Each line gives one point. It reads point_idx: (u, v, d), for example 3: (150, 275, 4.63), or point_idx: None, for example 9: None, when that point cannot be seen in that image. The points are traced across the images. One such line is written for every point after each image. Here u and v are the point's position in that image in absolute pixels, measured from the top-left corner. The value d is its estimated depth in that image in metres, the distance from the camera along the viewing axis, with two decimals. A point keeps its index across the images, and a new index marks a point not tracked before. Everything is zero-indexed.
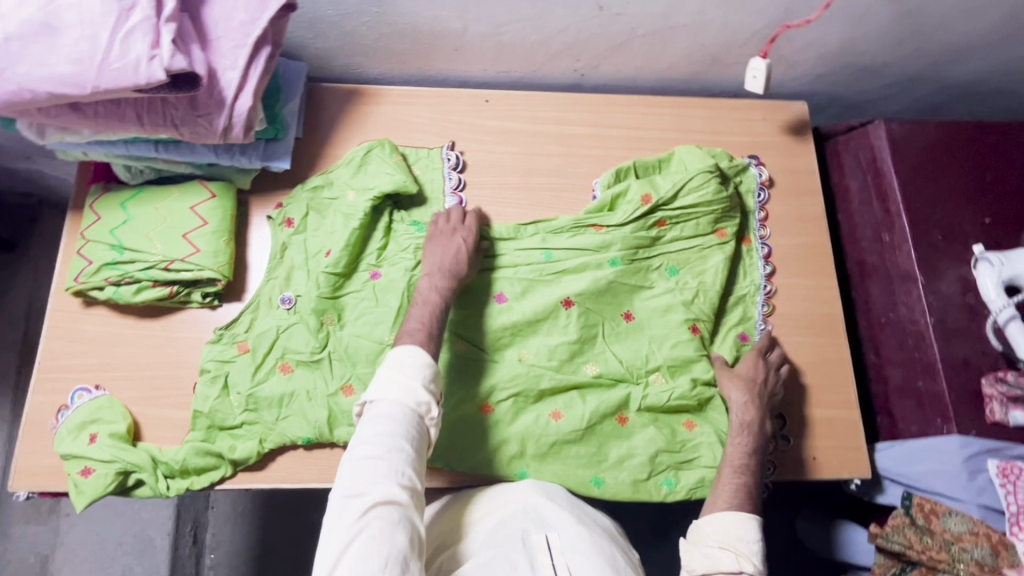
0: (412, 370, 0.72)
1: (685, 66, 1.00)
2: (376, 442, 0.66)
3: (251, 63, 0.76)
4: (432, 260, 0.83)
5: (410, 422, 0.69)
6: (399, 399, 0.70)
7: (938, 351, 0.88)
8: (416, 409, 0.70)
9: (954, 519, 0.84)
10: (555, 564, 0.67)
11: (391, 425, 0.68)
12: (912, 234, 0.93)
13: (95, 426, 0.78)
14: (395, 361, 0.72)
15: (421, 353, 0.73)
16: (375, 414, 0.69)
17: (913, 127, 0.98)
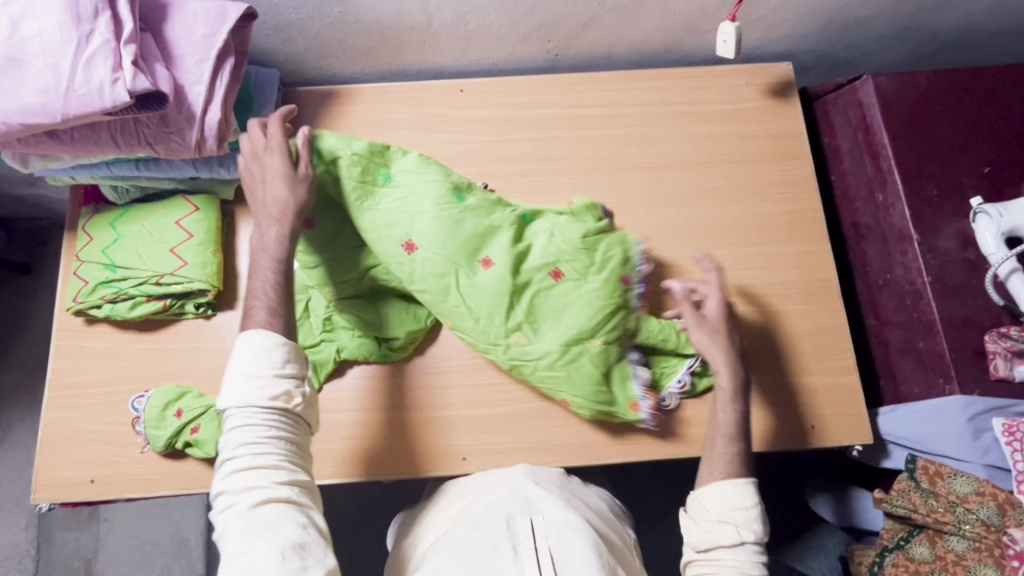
0: (261, 355, 0.68)
1: (660, 36, 0.97)
2: (241, 442, 0.65)
3: (217, 76, 0.77)
4: (260, 196, 0.76)
5: (272, 407, 0.66)
6: (253, 390, 0.66)
7: (937, 310, 0.85)
8: (278, 396, 0.67)
9: (959, 480, 0.82)
10: (537, 545, 0.69)
11: (252, 420, 0.66)
12: (906, 190, 0.90)
13: (179, 403, 0.83)
14: (244, 347, 0.68)
15: (270, 336, 0.69)
16: (237, 412, 0.66)
17: (903, 80, 0.94)
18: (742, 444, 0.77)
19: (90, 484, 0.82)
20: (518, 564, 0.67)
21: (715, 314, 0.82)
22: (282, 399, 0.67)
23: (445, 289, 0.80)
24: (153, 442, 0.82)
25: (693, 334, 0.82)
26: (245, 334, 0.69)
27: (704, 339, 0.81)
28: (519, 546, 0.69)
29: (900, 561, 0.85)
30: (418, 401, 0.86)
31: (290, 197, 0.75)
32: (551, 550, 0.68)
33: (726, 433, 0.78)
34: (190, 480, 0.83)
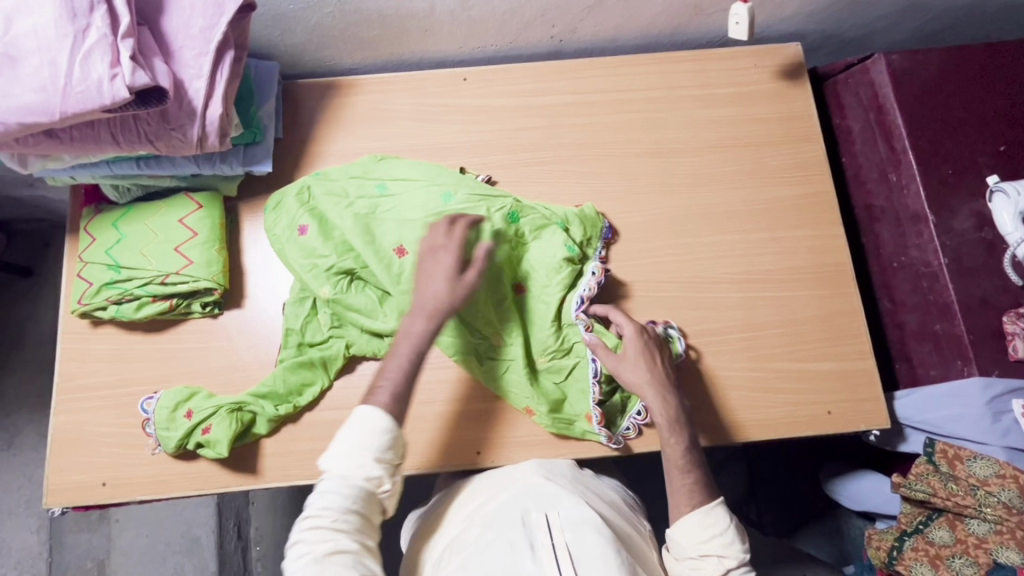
0: (369, 436, 0.67)
1: (666, 19, 0.95)
2: (327, 508, 0.64)
3: (217, 70, 0.75)
4: (422, 290, 0.76)
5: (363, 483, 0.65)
6: (352, 467, 0.65)
7: (953, 292, 0.84)
8: (373, 477, 0.66)
9: (979, 463, 0.81)
10: (554, 541, 0.68)
11: (343, 494, 0.65)
12: (920, 170, 0.88)
13: (187, 405, 0.82)
14: (352, 423, 0.68)
15: (381, 414, 0.68)
16: (332, 479, 0.65)
17: (916, 57, 0.92)
18: (694, 473, 0.75)
19: (102, 487, 0.82)
20: (535, 562, 0.66)
21: (632, 350, 0.80)
22: (377, 479, 0.66)
23: (422, 290, 0.83)
24: (163, 444, 0.81)
25: (624, 369, 0.79)
26: (361, 408, 0.69)
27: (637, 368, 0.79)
28: (535, 544, 0.68)
29: (919, 545, 0.84)
30: (429, 396, 0.85)
31: (454, 296, 0.76)
32: (567, 546, 0.68)
33: (676, 466, 0.76)
34: (203, 481, 0.82)
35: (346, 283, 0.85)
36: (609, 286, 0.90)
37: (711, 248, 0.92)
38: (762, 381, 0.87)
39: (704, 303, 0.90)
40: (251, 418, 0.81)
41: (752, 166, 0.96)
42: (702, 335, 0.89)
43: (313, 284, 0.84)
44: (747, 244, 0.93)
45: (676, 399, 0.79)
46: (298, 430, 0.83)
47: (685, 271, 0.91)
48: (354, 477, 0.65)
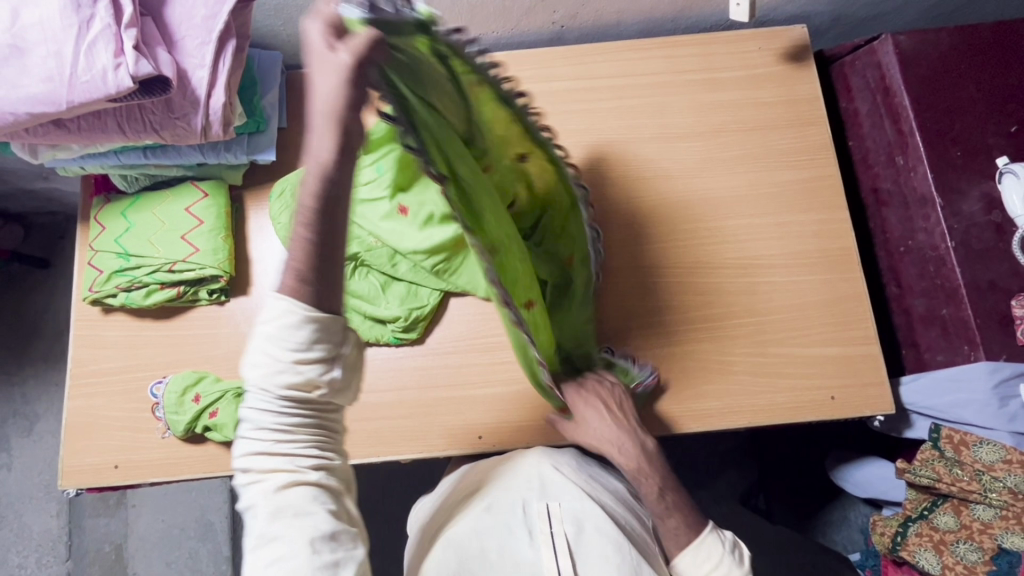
0: (282, 335, 0.49)
1: (668, 3, 0.95)
2: (263, 425, 0.52)
3: (219, 59, 0.76)
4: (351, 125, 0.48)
5: (292, 382, 0.51)
6: (272, 372, 0.50)
7: (961, 275, 0.83)
8: (311, 376, 0.51)
9: (985, 448, 0.80)
10: (554, 531, 0.71)
11: (277, 400, 0.51)
12: (928, 152, 0.87)
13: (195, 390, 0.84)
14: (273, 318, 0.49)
15: (289, 305, 0.49)
16: (259, 384, 0.51)
17: (924, 38, 0.90)
18: (676, 514, 0.75)
19: (114, 469, 0.84)
20: (535, 549, 0.70)
21: (577, 399, 0.79)
22: (317, 378, 0.51)
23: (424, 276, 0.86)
24: (172, 427, 0.83)
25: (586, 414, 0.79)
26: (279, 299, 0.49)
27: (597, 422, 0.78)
28: (534, 531, 0.71)
29: (924, 530, 0.84)
30: (431, 382, 0.86)
31: (357, 104, 0.47)
32: (566, 536, 0.71)
33: (657, 515, 0.75)
34: (212, 464, 0.84)
35: (350, 270, 0.86)
36: (610, 272, 0.90)
37: (714, 233, 0.92)
38: (766, 365, 0.87)
39: (707, 288, 0.90)
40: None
41: (755, 151, 0.95)
42: (705, 321, 0.88)
43: None
44: (751, 228, 0.92)
45: (638, 443, 0.78)
46: None
47: (688, 257, 0.91)
48: (280, 384, 0.51)
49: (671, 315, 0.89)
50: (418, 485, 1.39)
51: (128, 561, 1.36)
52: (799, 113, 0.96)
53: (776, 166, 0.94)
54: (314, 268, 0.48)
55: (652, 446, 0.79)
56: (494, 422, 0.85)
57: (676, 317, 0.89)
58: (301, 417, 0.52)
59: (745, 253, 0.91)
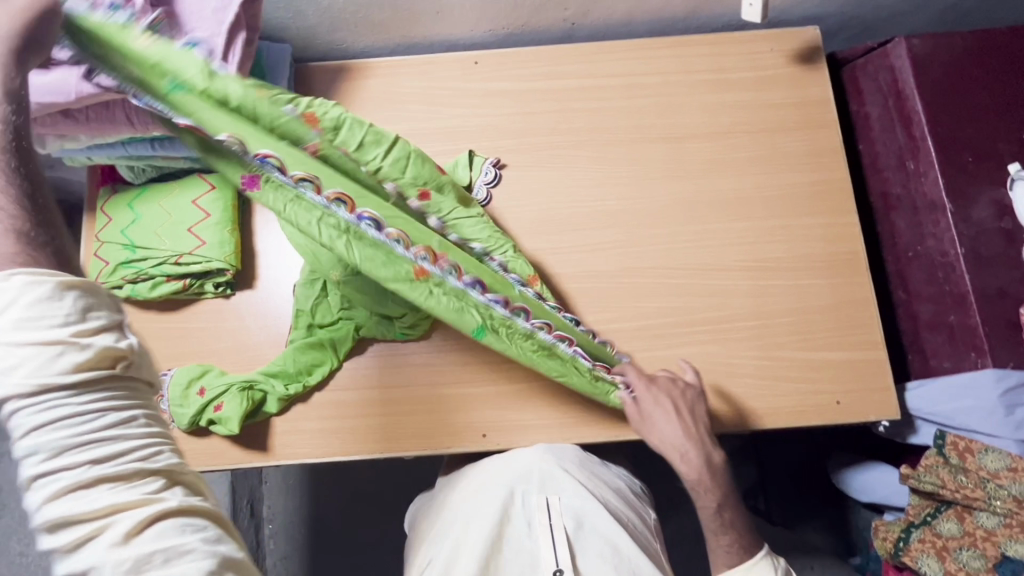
0: (37, 309, 0.42)
1: (680, 2, 0.94)
2: (62, 451, 0.42)
3: (228, 52, 0.76)
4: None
5: (75, 358, 0.43)
6: (47, 360, 0.42)
7: (969, 282, 0.83)
8: (98, 350, 0.44)
9: (990, 456, 0.80)
10: (552, 522, 0.73)
11: (74, 402, 0.43)
12: (939, 158, 0.86)
13: (200, 382, 0.84)
14: (21, 298, 0.42)
15: (26, 278, 0.42)
16: (35, 396, 0.42)
17: (938, 41, 0.90)
18: (730, 533, 0.78)
19: None
20: (532, 538, 0.72)
21: (646, 397, 0.79)
22: (114, 347, 0.44)
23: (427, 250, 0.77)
24: (177, 420, 0.83)
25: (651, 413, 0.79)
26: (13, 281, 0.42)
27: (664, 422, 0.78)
28: (534, 523, 0.73)
29: (927, 537, 0.83)
30: (436, 379, 0.86)
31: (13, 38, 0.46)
32: (566, 530, 0.72)
33: (710, 530, 0.78)
34: (215, 457, 0.84)
35: None
36: (617, 271, 0.90)
37: (722, 235, 0.91)
38: (771, 368, 0.86)
39: (713, 290, 0.89)
40: (262, 397, 0.83)
41: (765, 153, 0.94)
42: (710, 322, 0.88)
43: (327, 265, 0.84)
44: (760, 230, 0.91)
45: (705, 456, 0.78)
46: (306, 409, 0.85)
47: (694, 258, 0.90)
48: (63, 370, 0.42)
49: (676, 316, 0.88)
50: (416, 481, 1.39)
51: None
52: (810, 115, 0.95)
53: (786, 168, 0.93)
54: (34, 216, 0.45)
55: (718, 459, 0.79)
56: (498, 420, 0.85)
57: (682, 320, 0.88)
58: (113, 427, 0.44)
59: (752, 256, 0.91)
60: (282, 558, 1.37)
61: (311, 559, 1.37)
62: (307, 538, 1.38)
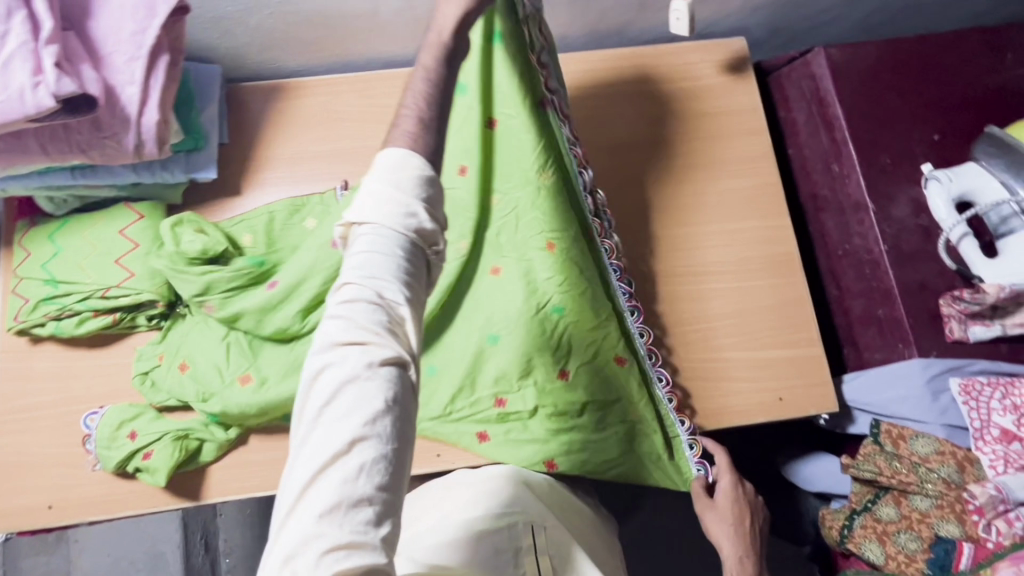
0: (404, 178, 0.51)
1: (613, 16, 0.96)
2: None
3: (150, 76, 0.73)
4: None
5: (407, 265, 0.49)
6: (394, 214, 0.49)
7: (893, 278, 0.87)
8: (421, 223, 0.50)
9: (921, 441, 0.84)
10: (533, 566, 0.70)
11: (373, 547, 0.43)
12: (860, 161, 0.91)
13: (134, 424, 0.79)
14: (370, 190, 0.51)
15: None
16: (341, 374, 0.46)
17: (853, 51, 0.95)
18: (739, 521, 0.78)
19: (48, 510, 0.79)
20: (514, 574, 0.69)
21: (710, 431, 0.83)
22: None
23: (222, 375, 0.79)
24: (103, 463, 0.79)
25: (709, 518, 0.77)
26: (382, 157, 0.52)
27: (729, 489, 0.79)
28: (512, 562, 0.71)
29: (867, 523, 0.86)
30: None
31: None
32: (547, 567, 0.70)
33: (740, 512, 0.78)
34: (152, 500, 0.80)
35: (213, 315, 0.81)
36: None
37: (664, 242, 0.94)
38: (713, 370, 0.89)
39: (659, 296, 0.91)
40: (197, 446, 0.79)
41: (699, 160, 0.97)
42: (657, 329, 0.90)
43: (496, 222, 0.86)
44: (699, 235, 0.94)
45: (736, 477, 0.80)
46: (250, 442, 0.81)
47: (639, 266, 0.92)
48: None
49: None
50: None
51: None
52: (741, 123, 0.99)
53: (720, 174, 0.97)
54: None
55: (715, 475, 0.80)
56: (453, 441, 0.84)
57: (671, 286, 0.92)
58: None
59: (694, 260, 0.93)
60: None
61: None
62: None
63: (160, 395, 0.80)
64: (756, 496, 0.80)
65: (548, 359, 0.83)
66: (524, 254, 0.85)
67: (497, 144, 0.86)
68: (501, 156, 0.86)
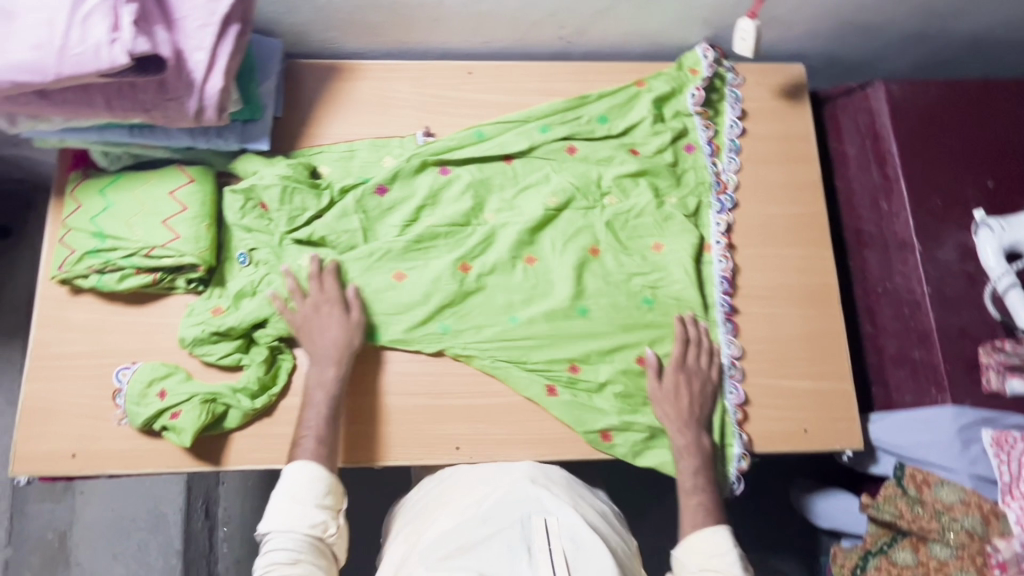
0: (307, 487, 0.74)
1: (674, 30, 0.96)
2: None
3: (219, 42, 0.74)
4: None
5: (310, 550, 0.72)
6: (302, 507, 0.73)
7: (934, 321, 0.86)
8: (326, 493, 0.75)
9: (946, 489, 0.83)
10: (552, 547, 0.67)
11: None
12: (911, 199, 0.90)
13: (163, 383, 0.80)
14: (284, 491, 0.74)
15: None
16: None
17: (914, 89, 0.94)
18: (701, 495, 0.80)
19: (71, 459, 0.80)
20: (532, 565, 0.65)
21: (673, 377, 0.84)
22: None
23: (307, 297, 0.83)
24: (131, 419, 0.79)
25: (656, 406, 0.84)
26: (288, 466, 0.76)
27: (674, 372, 0.84)
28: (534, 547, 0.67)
29: (883, 565, 0.87)
30: (412, 390, 0.85)
31: None
32: (565, 553, 0.67)
33: (684, 490, 0.80)
34: (173, 460, 0.81)
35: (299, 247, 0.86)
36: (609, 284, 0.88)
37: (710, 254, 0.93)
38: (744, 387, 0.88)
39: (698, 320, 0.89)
40: (223, 411, 0.80)
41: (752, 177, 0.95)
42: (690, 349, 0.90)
43: (579, 177, 0.92)
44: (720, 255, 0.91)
45: (696, 433, 0.83)
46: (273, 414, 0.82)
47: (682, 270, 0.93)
48: None
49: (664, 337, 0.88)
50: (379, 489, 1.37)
51: (71, 550, 1.33)
52: (791, 150, 0.98)
53: (766, 199, 0.96)
54: None
55: (706, 443, 0.83)
56: (472, 435, 0.85)
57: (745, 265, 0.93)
58: None
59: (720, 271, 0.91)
60: (234, 562, 1.33)
61: None
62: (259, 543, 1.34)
63: (208, 352, 0.82)
64: (702, 369, 0.86)
65: (624, 344, 0.86)
66: (627, 250, 0.90)
67: (615, 125, 0.95)
68: (615, 156, 0.93)
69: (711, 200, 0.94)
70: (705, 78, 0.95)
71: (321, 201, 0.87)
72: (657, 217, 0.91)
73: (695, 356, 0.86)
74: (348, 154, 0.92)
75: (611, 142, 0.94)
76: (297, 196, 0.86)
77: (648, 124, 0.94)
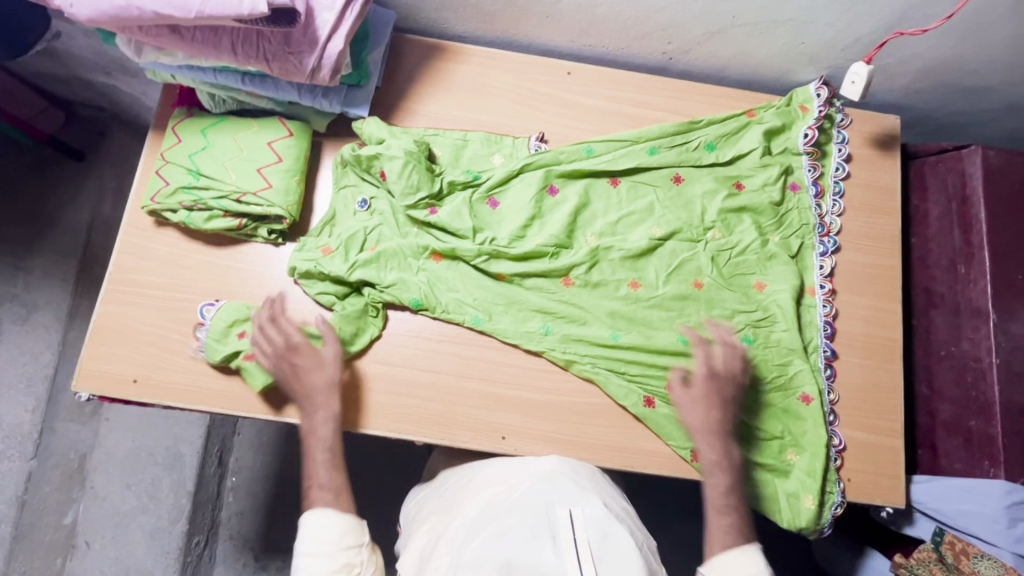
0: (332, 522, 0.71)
1: (779, 63, 0.96)
2: None
3: (347, 6, 0.75)
4: None
5: None
6: (328, 539, 0.70)
7: (997, 393, 0.85)
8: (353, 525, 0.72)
9: (984, 562, 0.82)
10: (577, 538, 0.63)
11: None
12: (992, 268, 0.89)
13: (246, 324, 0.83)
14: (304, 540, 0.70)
15: None
16: None
17: (1011, 159, 0.93)
18: (733, 516, 0.75)
19: (132, 383, 0.82)
20: (555, 552, 0.61)
21: (701, 386, 0.81)
22: None
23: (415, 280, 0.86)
24: (207, 353, 0.81)
25: (683, 411, 0.81)
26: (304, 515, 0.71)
27: (704, 381, 0.81)
28: (558, 536, 0.63)
29: None
30: (468, 374, 0.86)
31: None
32: (589, 544, 0.63)
33: (713, 508, 0.76)
34: (230, 402, 0.82)
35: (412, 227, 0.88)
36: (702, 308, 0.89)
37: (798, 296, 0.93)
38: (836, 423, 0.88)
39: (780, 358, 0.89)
40: None
41: (834, 220, 0.95)
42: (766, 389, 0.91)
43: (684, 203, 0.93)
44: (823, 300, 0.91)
45: (727, 447, 0.79)
46: None
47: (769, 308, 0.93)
48: None
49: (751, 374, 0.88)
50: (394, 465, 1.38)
51: (88, 473, 1.34)
52: (875, 200, 0.98)
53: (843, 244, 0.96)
54: None
55: (735, 457, 0.79)
56: (519, 427, 0.85)
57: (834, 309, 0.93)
58: None
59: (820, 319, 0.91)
60: (238, 513, 1.34)
61: (266, 520, 1.34)
62: (266, 498, 1.35)
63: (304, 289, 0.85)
64: (733, 377, 0.83)
65: None
66: (729, 283, 0.90)
67: (724, 154, 0.95)
68: (718, 188, 0.93)
69: (816, 241, 0.94)
70: (818, 117, 0.95)
71: (434, 184, 0.88)
72: (759, 254, 0.91)
73: (721, 362, 0.83)
74: (461, 142, 0.93)
75: (718, 171, 0.94)
76: (416, 176, 0.87)
77: (756, 156, 0.94)
